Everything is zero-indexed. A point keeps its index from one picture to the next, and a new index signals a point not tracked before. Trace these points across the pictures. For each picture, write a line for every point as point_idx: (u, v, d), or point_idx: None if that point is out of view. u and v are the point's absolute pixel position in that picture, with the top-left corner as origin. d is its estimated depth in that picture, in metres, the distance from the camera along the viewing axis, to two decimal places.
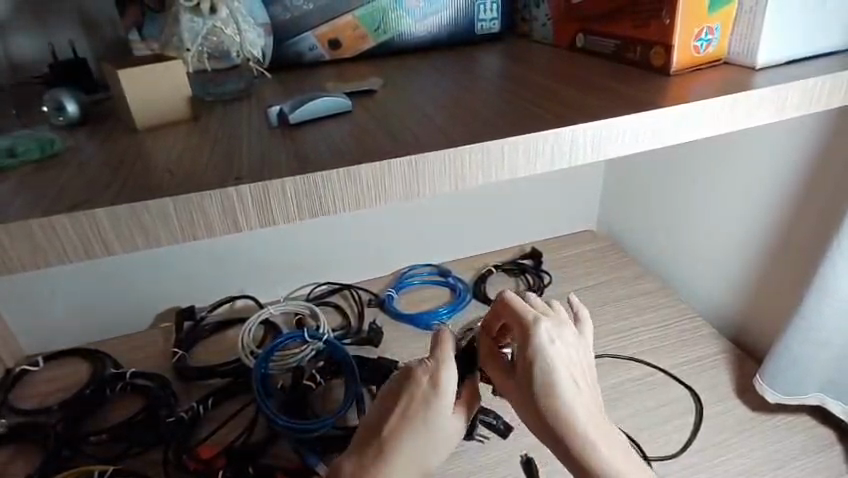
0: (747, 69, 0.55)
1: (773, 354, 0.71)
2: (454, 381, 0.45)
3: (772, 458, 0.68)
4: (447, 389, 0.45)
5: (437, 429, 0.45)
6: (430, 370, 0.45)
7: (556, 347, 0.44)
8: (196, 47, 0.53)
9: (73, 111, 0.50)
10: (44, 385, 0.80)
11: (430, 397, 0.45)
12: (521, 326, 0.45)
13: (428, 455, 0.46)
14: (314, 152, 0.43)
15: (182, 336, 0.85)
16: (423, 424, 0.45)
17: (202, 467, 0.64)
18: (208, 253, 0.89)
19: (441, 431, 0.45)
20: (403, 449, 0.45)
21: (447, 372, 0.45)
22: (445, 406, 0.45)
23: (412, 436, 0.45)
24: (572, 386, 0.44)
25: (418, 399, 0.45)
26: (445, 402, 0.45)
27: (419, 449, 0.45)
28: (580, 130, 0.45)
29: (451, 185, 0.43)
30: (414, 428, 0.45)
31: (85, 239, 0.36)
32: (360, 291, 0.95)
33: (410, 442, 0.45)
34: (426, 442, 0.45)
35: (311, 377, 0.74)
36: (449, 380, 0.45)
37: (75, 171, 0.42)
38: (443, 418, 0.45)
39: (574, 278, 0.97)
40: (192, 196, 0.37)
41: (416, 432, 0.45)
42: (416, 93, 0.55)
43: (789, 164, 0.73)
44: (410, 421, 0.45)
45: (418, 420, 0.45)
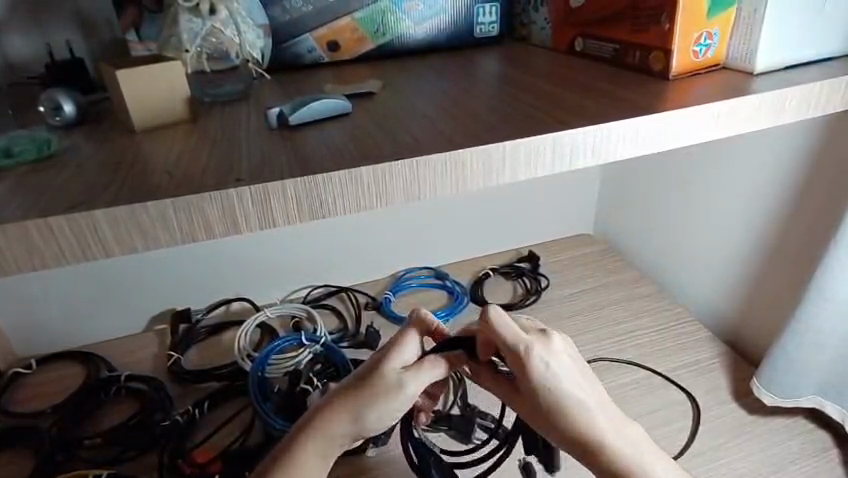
0: (746, 74, 0.55)
1: (771, 357, 0.71)
2: (408, 351, 0.45)
3: (770, 460, 0.68)
4: (402, 354, 0.45)
5: (375, 388, 0.43)
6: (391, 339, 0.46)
7: (549, 359, 0.43)
8: (195, 47, 0.53)
9: (70, 111, 0.50)
10: (37, 388, 0.79)
11: (383, 357, 0.44)
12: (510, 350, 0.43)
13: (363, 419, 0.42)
14: (314, 154, 0.43)
15: (178, 339, 0.84)
16: (370, 381, 0.43)
17: (197, 471, 0.63)
18: (205, 255, 0.89)
19: (380, 393, 0.43)
20: (343, 404, 0.43)
21: (407, 339, 0.46)
22: (396, 366, 0.44)
23: (357, 391, 0.43)
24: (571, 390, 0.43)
25: (374, 359, 0.45)
26: (393, 367, 0.44)
27: (360, 408, 0.42)
28: (580, 133, 0.45)
29: (452, 186, 0.43)
30: (359, 384, 0.43)
31: (82, 240, 0.35)
32: (357, 294, 0.94)
33: (352, 396, 0.43)
34: (367, 404, 0.42)
35: (308, 381, 0.72)
36: (408, 347, 0.45)
37: (73, 172, 0.42)
38: (389, 377, 0.43)
39: (573, 280, 0.97)
40: (192, 198, 0.37)
41: (360, 387, 0.43)
42: (416, 95, 0.55)
43: (786, 167, 0.73)
44: (358, 377, 0.44)
45: (366, 375, 0.43)
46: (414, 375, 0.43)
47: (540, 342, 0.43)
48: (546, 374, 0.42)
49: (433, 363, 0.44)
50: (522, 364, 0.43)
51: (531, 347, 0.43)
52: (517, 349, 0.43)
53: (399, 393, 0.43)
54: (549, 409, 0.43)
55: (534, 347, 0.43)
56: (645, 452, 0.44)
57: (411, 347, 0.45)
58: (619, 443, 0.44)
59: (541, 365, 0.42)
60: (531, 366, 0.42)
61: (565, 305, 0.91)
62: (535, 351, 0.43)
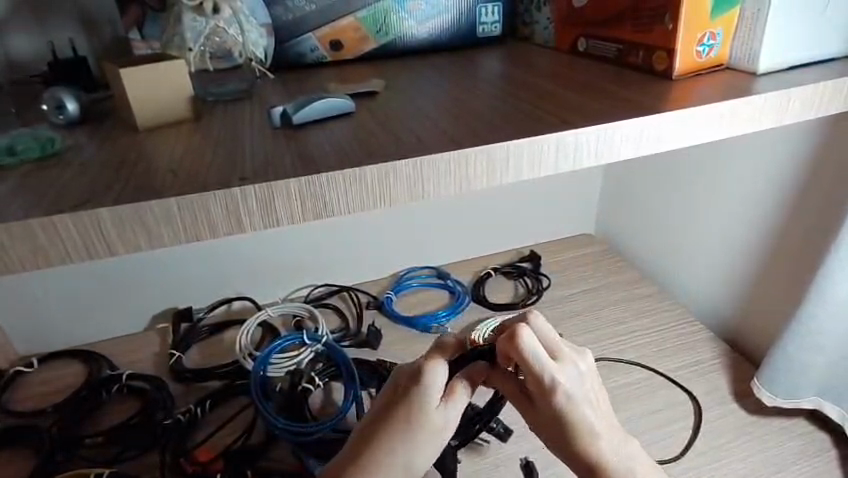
0: (748, 75, 0.55)
1: (771, 359, 0.71)
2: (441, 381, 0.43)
3: (771, 461, 0.68)
4: (435, 383, 0.43)
5: (419, 427, 0.42)
6: (419, 367, 0.43)
7: (570, 385, 0.42)
8: (198, 47, 0.53)
9: (72, 109, 0.50)
10: (38, 386, 0.79)
11: (418, 395, 0.42)
12: (533, 374, 0.42)
13: (410, 459, 0.42)
14: (317, 153, 0.43)
15: (179, 338, 0.84)
16: (413, 424, 0.42)
17: (199, 469, 0.63)
18: (206, 254, 0.89)
19: (425, 432, 0.42)
20: (391, 452, 0.42)
21: (436, 366, 0.43)
22: (436, 402, 0.42)
23: (404, 438, 0.42)
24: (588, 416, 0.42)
25: (408, 398, 0.42)
26: (431, 402, 0.42)
27: (409, 452, 0.42)
28: (583, 133, 0.45)
29: (455, 186, 0.43)
30: (403, 429, 0.42)
31: (87, 239, 0.35)
32: (359, 293, 0.94)
33: (399, 444, 0.42)
34: (417, 447, 0.42)
35: (310, 381, 0.73)
36: (440, 373, 0.43)
37: (76, 171, 0.41)
38: (431, 414, 0.42)
39: (574, 280, 0.97)
40: (196, 197, 0.37)
41: (406, 433, 0.42)
42: (418, 95, 0.55)
43: (788, 167, 0.73)
44: (398, 422, 0.42)
45: (407, 418, 0.42)
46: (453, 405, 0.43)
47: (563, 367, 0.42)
48: (567, 400, 0.42)
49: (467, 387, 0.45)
50: (540, 383, 0.42)
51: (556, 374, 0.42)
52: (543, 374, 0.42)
53: (444, 428, 0.43)
54: (563, 429, 0.42)
55: (558, 374, 0.42)
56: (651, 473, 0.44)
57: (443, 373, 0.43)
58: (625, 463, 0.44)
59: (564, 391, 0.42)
60: (551, 387, 0.42)
61: (566, 306, 0.91)
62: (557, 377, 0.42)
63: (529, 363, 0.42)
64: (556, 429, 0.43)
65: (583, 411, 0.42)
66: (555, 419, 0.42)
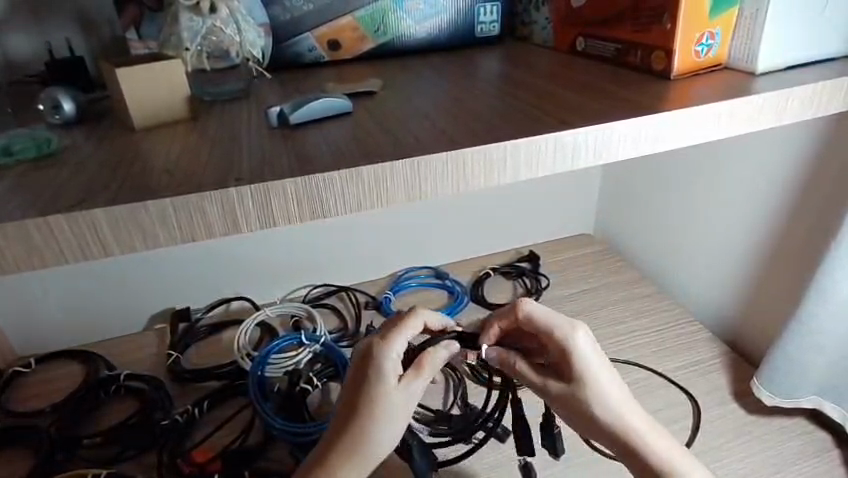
0: (747, 74, 0.55)
1: (771, 359, 0.71)
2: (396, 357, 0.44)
3: (770, 461, 0.68)
4: (388, 358, 0.44)
5: (380, 405, 0.42)
6: (371, 346, 0.44)
7: (584, 344, 0.48)
8: (195, 46, 0.53)
9: (69, 109, 0.50)
10: (36, 387, 0.78)
11: (375, 375, 0.43)
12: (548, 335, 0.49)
13: (376, 439, 0.43)
14: (314, 153, 0.42)
15: (177, 338, 0.84)
16: (374, 405, 0.42)
17: (196, 470, 0.63)
18: (205, 254, 0.88)
19: (387, 408, 0.43)
20: (357, 436, 0.42)
21: (388, 343, 0.44)
22: (393, 378, 0.43)
23: (368, 421, 0.42)
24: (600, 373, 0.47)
25: (365, 379, 0.43)
26: (388, 379, 0.43)
27: (374, 432, 0.42)
28: (581, 133, 0.45)
29: (453, 186, 0.43)
30: (367, 413, 0.42)
31: (82, 240, 0.35)
32: (357, 293, 0.94)
33: (363, 425, 0.42)
34: (384, 425, 0.43)
35: (307, 381, 0.73)
36: (392, 349, 0.44)
37: (72, 171, 0.41)
38: (389, 389, 0.43)
39: (574, 280, 0.97)
40: (191, 197, 0.37)
41: (369, 414, 0.42)
42: (417, 95, 0.55)
43: (787, 167, 0.73)
44: (360, 405, 0.43)
45: (368, 400, 0.42)
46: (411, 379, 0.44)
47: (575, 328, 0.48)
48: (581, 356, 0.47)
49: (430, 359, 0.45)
50: (560, 346, 0.48)
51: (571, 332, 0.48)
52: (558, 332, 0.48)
53: (406, 401, 0.43)
54: (583, 392, 0.47)
55: (573, 332, 0.48)
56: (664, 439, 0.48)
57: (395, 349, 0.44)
58: (644, 434, 0.47)
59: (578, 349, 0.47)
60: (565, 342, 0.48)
61: (565, 306, 0.91)
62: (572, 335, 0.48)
63: (541, 321, 0.49)
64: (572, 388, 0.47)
65: (595, 368, 0.47)
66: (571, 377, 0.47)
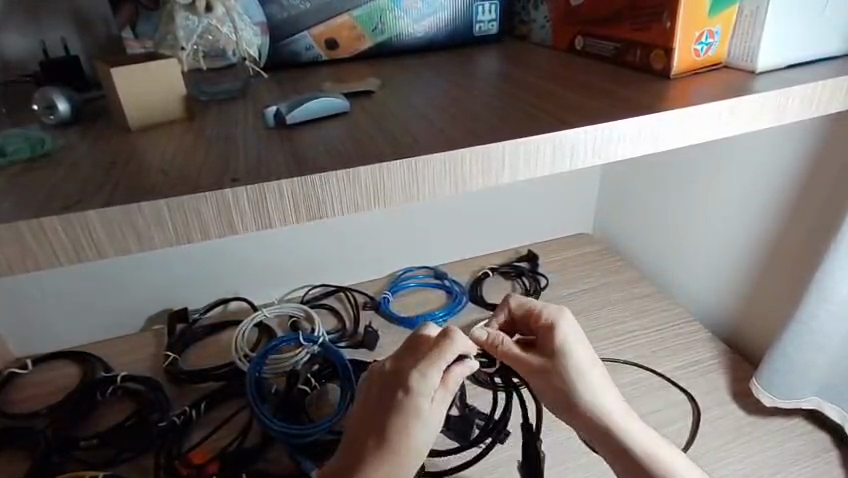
0: (747, 74, 0.54)
1: (770, 359, 0.71)
2: (432, 379, 0.43)
3: (770, 462, 0.68)
4: (425, 383, 0.43)
5: (413, 428, 0.42)
6: (407, 370, 0.44)
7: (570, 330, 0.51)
8: (191, 46, 0.52)
9: (64, 109, 0.49)
10: (33, 388, 0.78)
11: (409, 398, 0.42)
12: (537, 319, 0.52)
13: (407, 460, 0.42)
14: (312, 154, 0.42)
15: (174, 339, 0.83)
16: (406, 424, 0.42)
17: (193, 472, 0.63)
18: (203, 254, 0.88)
19: (419, 431, 0.42)
20: (388, 457, 0.41)
21: (424, 368, 0.43)
22: (428, 404, 0.42)
23: (400, 446, 0.42)
24: (583, 358, 0.50)
25: (397, 402, 0.42)
26: (422, 402, 0.42)
27: (406, 454, 0.42)
28: (581, 132, 0.45)
29: (450, 188, 0.42)
30: (398, 437, 0.42)
31: (75, 241, 0.35)
32: (356, 293, 0.93)
33: (394, 446, 0.42)
34: (413, 451, 0.42)
35: (306, 381, 0.73)
36: (429, 374, 0.43)
37: (67, 172, 0.41)
38: (423, 411, 0.42)
39: (572, 280, 0.97)
40: (186, 199, 0.36)
41: (401, 440, 0.42)
42: (415, 95, 0.54)
43: (790, 166, 0.72)
44: (389, 429, 0.42)
45: (401, 421, 0.42)
46: (441, 404, 0.43)
47: (564, 312, 0.52)
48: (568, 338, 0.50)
49: (458, 379, 0.44)
50: (548, 326, 0.51)
51: (558, 316, 0.51)
52: (546, 315, 0.52)
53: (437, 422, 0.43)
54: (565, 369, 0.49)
55: (560, 315, 0.51)
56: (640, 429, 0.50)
57: (430, 373, 0.44)
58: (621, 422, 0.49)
59: (565, 334, 0.50)
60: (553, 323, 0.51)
61: (564, 305, 0.91)
62: (560, 319, 0.51)
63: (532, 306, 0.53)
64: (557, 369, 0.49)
65: (579, 353, 0.50)
66: (555, 358, 0.50)
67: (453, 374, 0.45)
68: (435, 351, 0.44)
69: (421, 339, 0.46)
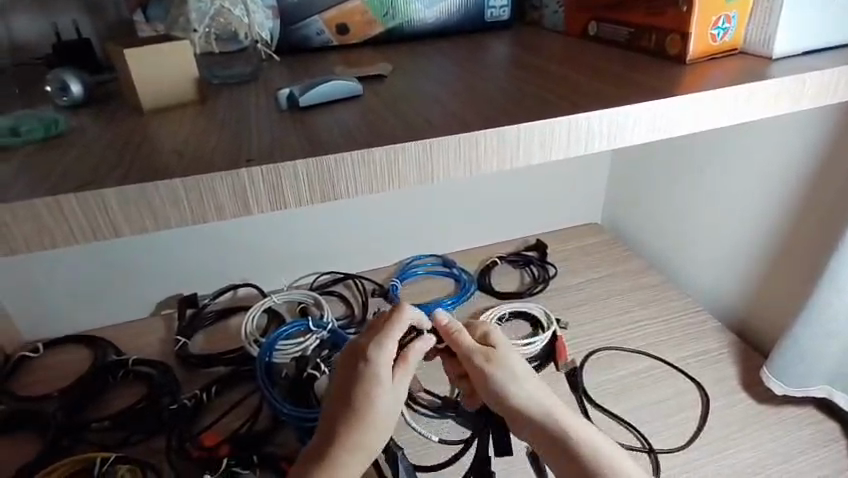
0: (763, 59, 0.54)
1: (780, 348, 0.70)
2: (388, 350, 0.47)
3: (779, 451, 0.68)
4: (383, 352, 0.46)
5: (375, 396, 0.44)
6: (365, 342, 0.47)
7: (503, 340, 0.53)
8: (203, 28, 0.53)
9: (76, 91, 0.49)
10: (44, 371, 0.79)
11: (368, 367, 0.45)
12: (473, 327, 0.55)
13: (375, 426, 0.44)
14: (325, 136, 0.42)
15: (184, 324, 0.84)
16: (370, 394, 0.44)
17: (205, 455, 0.63)
18: (213, 241, 0.88)
19: (383, 399, 0.45)
20: (357, 424, 0.44)
21: (381, 340, 0.47)
22: (388, 373, 0.46)
23: (367, 413, 0.44)
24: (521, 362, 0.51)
25: (359, 373, 0.45)
26: (382, 372, 0.45)
27: (373, 421, 0.44)
28: (596, 117, 0.44)
29: (465, 171, 0.42)
30: (362, 407, 0.44)
31: (92, 219, 0.35)
32: (364, 281, 0.94)
33: (361, 415, 0.44)
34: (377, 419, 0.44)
35: (316, 367, 0.72)
36: (385, 345, 0.47)
37: (81, 152, 0.41)
38: (383, 379, 0.45)
39: (580, 270, 0.97)
40: (202, 179, 0.36)
41: (367, 408, 0.44)
42: (427, 79, 0.54)
43: (805, 156, 0.72)
44: (352, 398, 0.44)
45: (363, 390, 0.44)
46: (401, 375, 0.47)
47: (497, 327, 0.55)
48: (501, 343, 0.52)
49: (415, 351, 0.48)
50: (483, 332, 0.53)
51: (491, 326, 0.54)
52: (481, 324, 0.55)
53: (398, 392, 0.46)
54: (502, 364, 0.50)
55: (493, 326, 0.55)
56: (594, 434, 0.46)
57: (387, 345, 0.47)
58: (567, 420, 0.47)
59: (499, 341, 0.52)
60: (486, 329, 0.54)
61: (571, 295, 0.91)
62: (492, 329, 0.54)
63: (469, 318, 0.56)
64: (496, 361, 0.50)
65: (513, 355, 0.51)
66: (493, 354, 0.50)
67: (411, 348, 0.48)
68: (392, 325, 0.48)
69: (376, 319, 0.50)
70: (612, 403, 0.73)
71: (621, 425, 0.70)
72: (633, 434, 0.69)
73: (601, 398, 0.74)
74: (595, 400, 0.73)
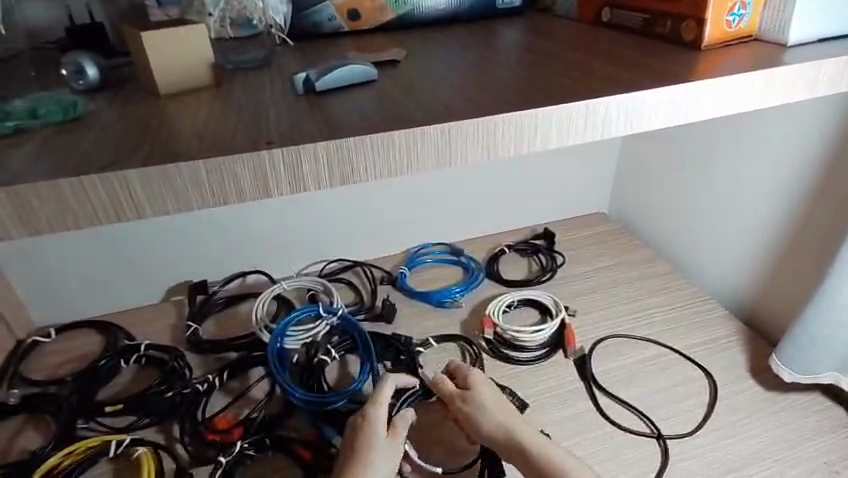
0: (778, 46, 0.54)
1: (790, 336, 0.71)
2: (381, 409, 0.58)
3: (786, 437, 0.68)
4: (377, 413, 0.57)
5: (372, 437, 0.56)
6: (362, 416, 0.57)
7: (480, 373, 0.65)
8: (218, 12, 0.56)
9: (92, 75, 0.49)
10: (56, 356, 0.79)
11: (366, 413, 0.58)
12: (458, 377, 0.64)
13: None
14: (344, 120, 0.42)
15: (195, 309, 0.84)
16: (368, 433, 0.56)
17: (218, 438, 0.64)
18: (223, 228, 0.89)
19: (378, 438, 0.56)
20: None
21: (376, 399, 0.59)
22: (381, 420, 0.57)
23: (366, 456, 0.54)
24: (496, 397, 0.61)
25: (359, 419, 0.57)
26: (377, 420, 0.57)
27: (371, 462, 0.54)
28: (613, 102, 0.44)
29: (483, 155, 0.42)
30: (361, 459, 0.54)
31: (115, 201, 0.35)
32: (372, 269, 0.94)
33: (361, 455, 0.54)
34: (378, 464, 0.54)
35: (326, 353, 0.74)
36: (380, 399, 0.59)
37: (101, 135, 0.41)
38: (377, 424, 0.57)
39: (588, 259, 0.97)
40: (223, 161, 0.36)
41: (365, 450, 0.54)
42: (441, 64, 0.54)
43: (816, 147, 0.72)
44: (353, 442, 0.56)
45: (363, 430, 0.56)
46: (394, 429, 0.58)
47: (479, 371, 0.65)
48: (480, 385, 0.62)
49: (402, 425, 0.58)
50: (465, 378, 0.63)
51: (473, 377, 0.63)
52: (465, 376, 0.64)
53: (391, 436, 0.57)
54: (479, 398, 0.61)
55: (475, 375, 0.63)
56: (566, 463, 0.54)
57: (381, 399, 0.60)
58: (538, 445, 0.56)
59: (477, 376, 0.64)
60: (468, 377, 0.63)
61: (579, 283, 0.91)
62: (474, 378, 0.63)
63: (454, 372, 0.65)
64: (474, 399, 0.61)
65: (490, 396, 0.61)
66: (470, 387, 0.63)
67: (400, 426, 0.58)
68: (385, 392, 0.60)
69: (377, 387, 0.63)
70: (621, 389, 0.74)
71: (628, 410, 0.71)
72: (641, 419, 0.70)
73: (610, 385, 0.74)
74: (604, 386, 0.73)
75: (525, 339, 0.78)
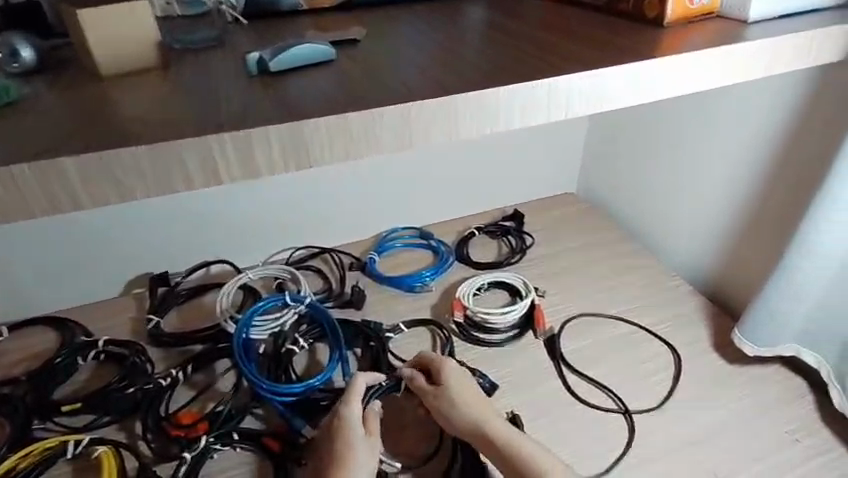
0: (739, 23, 0.54)
1: (752, 310, 0.73)
2: (356, 407, 0.59)
3: (747, 408, 0.70)
4: (353, 410, 0.58)
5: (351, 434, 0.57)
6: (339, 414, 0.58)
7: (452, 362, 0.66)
8: None
9: (28, 57, 0.46)
10: (9, 355, 0.76)
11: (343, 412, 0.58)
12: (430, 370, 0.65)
13: None
14: (299, 101, 0.40)
15: (156, 302, 0.82)
16: (347, 430, 0.57)
17: (183, 434, 0.62)
18: (185, 217, 0.86)
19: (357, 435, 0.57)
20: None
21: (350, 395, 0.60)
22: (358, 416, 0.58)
23: (348, 454, 0.55)
24: (467, 388, 0.63)
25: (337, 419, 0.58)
26: (353, 417, 0.58)
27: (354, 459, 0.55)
28: (576, 79, 0.43)
29: (445, 137, 0.41)
30: (342, 457, 0.55)
31: (50, 192, 0.33)
32: (341, 255, 0.93)
33: (344, 454, 0.55)
34: (359, 460, 0.55)
35: (294, 342, 0.73)
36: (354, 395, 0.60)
37: (35, 121, 0.38)
38: (354, 421, 0.58)
39: (557, 239, 0.98)
40: (167, 147, 0.34)
41: (346, 449, 0.55)
42: (402, 43, 0.52)
43: (776, 124, 0.73)
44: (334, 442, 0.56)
45: (342, 428, 0.57)
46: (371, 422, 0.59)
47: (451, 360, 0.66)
48: (451, 377, 0.63)
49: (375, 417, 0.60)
50: (437, 370, 0.64)
51: (444, 367, 0.64)
52: (436, 368, 0.64)
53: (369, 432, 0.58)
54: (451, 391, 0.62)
55: (446, 364, 0.64)
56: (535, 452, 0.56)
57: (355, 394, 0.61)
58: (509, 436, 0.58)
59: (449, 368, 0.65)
60: (439, 369, 0.64)
61: (548, 264, 0.92)
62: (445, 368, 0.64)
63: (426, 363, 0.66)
64: (446, 393, 0.62)
65: (461, 388, 0.62)
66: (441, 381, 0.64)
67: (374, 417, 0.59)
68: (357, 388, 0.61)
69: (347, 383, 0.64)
70: (590, 367, 0.74)
71: (597, 387, 0.72)
72: (609, 396, 0.71)
73: (579, 363, 0.75)
74: (573, 365, 0.74)
75: (495, 321, 0.79)
